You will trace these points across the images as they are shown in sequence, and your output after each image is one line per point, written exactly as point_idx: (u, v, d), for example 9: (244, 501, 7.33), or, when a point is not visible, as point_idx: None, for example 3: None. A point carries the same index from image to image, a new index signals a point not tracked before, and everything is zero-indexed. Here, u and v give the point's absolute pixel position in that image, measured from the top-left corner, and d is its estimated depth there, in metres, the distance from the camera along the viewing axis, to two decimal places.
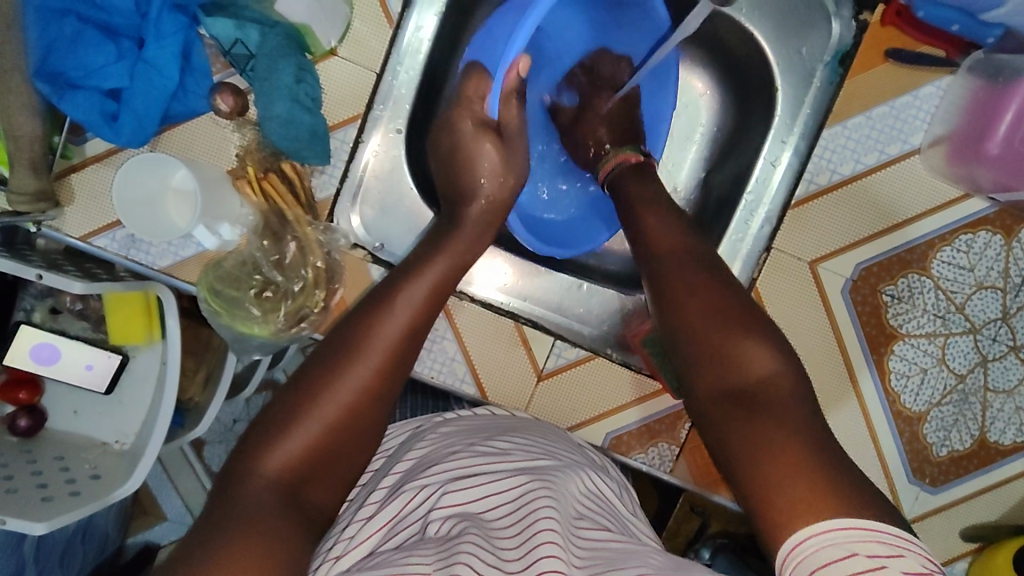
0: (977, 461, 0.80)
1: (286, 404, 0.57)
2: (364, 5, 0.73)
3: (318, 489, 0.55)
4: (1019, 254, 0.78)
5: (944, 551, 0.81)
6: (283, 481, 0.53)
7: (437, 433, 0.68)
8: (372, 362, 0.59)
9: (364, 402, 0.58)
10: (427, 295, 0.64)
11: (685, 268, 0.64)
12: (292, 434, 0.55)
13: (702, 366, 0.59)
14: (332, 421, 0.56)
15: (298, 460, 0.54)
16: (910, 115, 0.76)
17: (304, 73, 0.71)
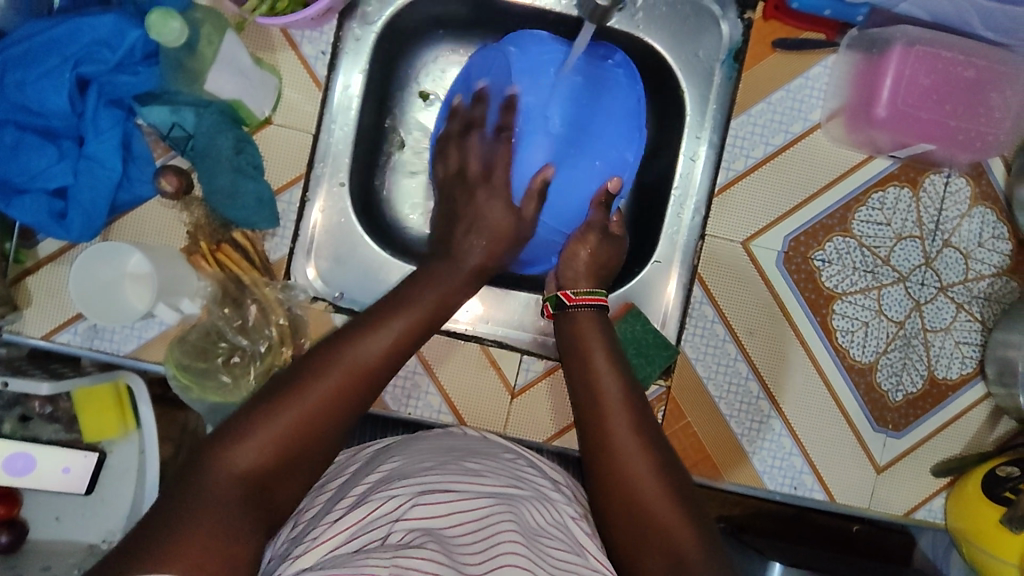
0: (932, 398, 0.85)
1: (263, 402, 0.54)
2: (293, 72, 0.77)
3: (279, 492, 0.54)
4: (928, 203, 0.84)
5: (918, 492, 0.85)
6: (249, 480, 0.52)
7: (405, 450, 0.67)
8: (351, 372, 0.57)
9: (335, 413, 0.56)
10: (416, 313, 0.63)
11: (626, 415, 0.64)
12: (266, 430, 0.53)
13: (630, 537, 0.58)
14: (304, 424, 0.54)
15: (265, 464, 0.52)
16: (806, 95, 0.83)
17: (243, 143, 0.74)
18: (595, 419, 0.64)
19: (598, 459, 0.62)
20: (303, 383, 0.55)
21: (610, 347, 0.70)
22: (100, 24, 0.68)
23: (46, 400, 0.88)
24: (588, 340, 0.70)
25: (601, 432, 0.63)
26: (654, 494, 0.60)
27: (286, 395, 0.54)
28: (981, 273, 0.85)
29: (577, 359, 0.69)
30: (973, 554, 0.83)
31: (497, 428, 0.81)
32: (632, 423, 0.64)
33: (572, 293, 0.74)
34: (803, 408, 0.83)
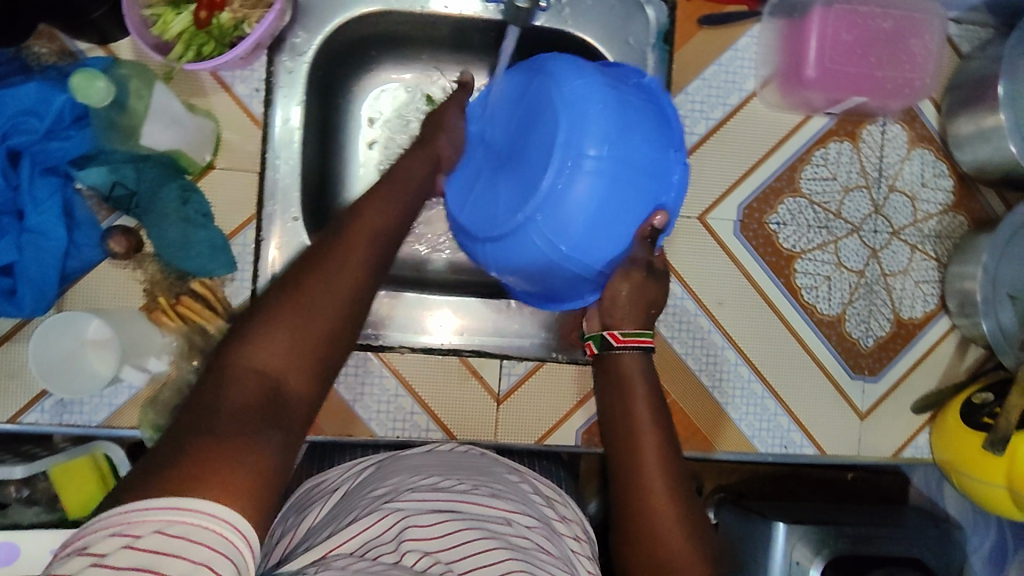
0: (901, 339, 0.88)
1: (270, 296, 0.46)
2: (230, 115, 0.77)
3: (303, 384, 0.44)
4: (869, 153, 0.87)
5: (902, 431, 0.88)
6: (270, 376, 0.43)
7: (401, 468, 0.65)
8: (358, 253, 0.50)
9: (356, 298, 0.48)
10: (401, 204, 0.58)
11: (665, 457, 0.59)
12: (285, 324, 0.44)
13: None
14: (323, 315, 0.46)
15: (290, 355, 0.43)
16: (738, 66, 0.85)
17: (189, 192, 0.73)
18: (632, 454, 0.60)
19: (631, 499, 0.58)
20: (315, 268, 0.48)
21: (654, 394, 0.63)
22: (25, 92, 0.66)
23: (22, 483, 0.85)
24: (631, 376, 0.64)
25: (638, 469, 0.59)
26: (687, 569, 0.55)
27: (295, 284, 0.46)
28: (929, 211, 0.88)
29: (616, 388, 0.64)
30: (963, 485, 0.84)
31: (488, 437, 0.81)
32: (674, 486, 0.58)
33: (621, 334, 0.66)
34: (780, 368, 0.85)
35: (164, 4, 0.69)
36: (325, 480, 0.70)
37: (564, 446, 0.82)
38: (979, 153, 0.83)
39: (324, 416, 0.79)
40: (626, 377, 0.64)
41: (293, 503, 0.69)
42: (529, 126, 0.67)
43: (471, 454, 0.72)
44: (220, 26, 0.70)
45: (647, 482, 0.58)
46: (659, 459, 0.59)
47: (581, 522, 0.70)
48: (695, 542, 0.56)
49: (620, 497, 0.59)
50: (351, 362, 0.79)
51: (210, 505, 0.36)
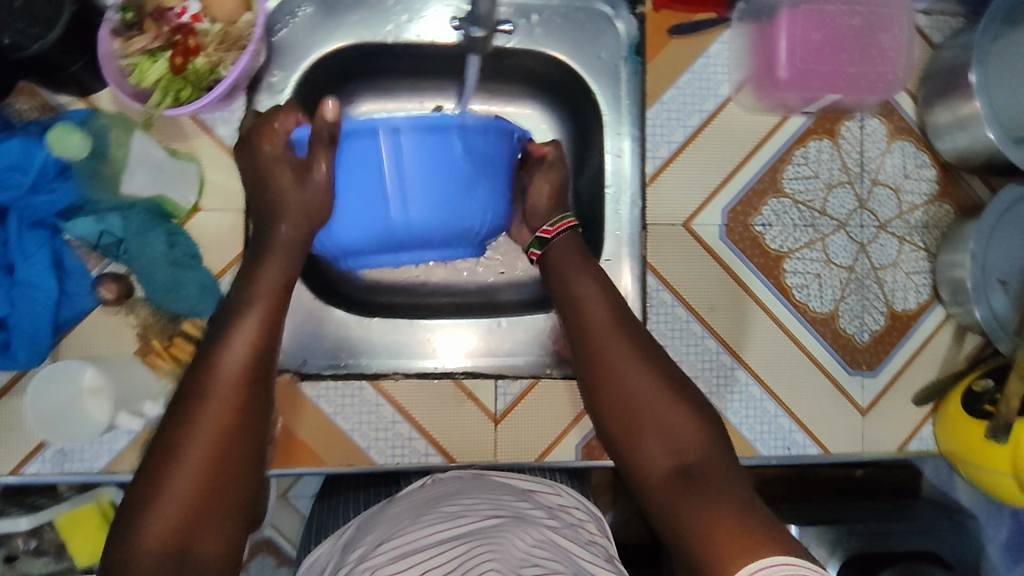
0: (897, 331, 0.87)
1: (155, 454, 0.52)
2: (212, 155, 0.77)
3: (206, 534, 0.50)
4: (849, 148, 0.87)
5: (906, 425, 0.87)
6: (168, 545, 0.49)
7: (382, 521, 0.68)
8: (230, 360, 0.54)
9: (239, 403, 0.53)
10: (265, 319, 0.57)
11: (627, 341, 0.62)
12: (169, 484, 0.50)
13: (626, 440, 0.59)
14: (209, 460, 0.51)
15: (178, 519, 0.49)
16: (711, 73, 0.86)
17: (175, 235, 0.74)
18: (593, 359, 0.62)
19: (602, 381, 0.61)
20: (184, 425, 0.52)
21: (587, 272, 0.67)
22: (7, 150, 0.66)
23: (29, 535, 0.86)
24: (571, 268, 0.67)
25: (603, 365, 0.61)
26: (653, 395, 0.59)
27: (164, 452, 0.51)
28: (914, 202, 0.88)
29: (568, 296, 0.66)
30: (967, 474, 0.84)
31: (488, 458, 0.81)
32: (620, 337, 0.62)
33: (550, 227, 0.71)
34: (777, 368, 0.85)
35: (139, 53, 0.70)
36: (318, 556, 0.72)
37: (564, 462, 0.82)
38: (958, 141, 0.83)
39: (323, 448, 0.79)
40: (558, 269, 0.68)
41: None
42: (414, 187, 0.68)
43: (454, 479, 0.74)
44: (195, 70, 0.71)
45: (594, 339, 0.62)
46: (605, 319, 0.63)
47: (594, 524, 0.72)
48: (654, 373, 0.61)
49: (578, 349, 0.64)
50: (347, 392, 0.80)
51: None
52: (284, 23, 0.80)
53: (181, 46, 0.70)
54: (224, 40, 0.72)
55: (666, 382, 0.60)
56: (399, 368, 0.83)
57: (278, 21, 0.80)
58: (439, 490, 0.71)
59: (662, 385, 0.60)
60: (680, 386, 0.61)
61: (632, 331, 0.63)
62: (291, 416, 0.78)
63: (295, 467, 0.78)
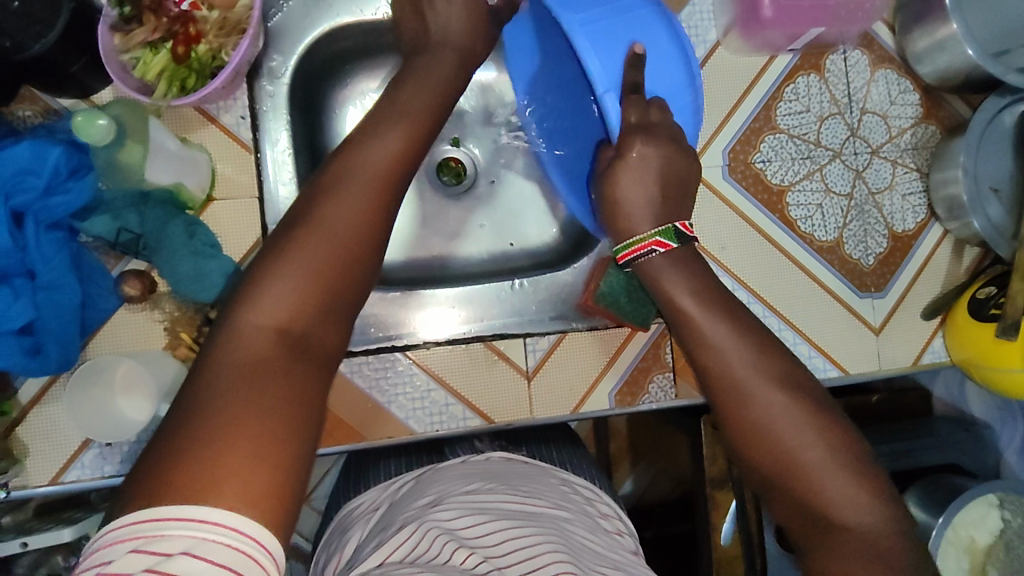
0: (900, 252, 0.91)
1: (279, 238, 0.51)
2: (220, 146, 0.78)
3: (322, 330, 0.50)
4: (836, 81, 0.90)
5: (918, 341, 0.91)
6: (283, 325, 0.48)
7: (442, 479, 0.77)
8: (373, 186, 0.55)
9: (372, 228, 0.54)
10: (399, 149, 0.58)
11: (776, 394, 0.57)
12: (291, 267, 0.49)
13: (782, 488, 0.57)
14: (330, 262, 0.51)
15: (298, 301, 0.49)
16: (698, 20, 0.88)
17: (194, 226, 0.74)
18: (730, 403, 0.58)
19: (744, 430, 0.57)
20: (331, 196, 0.53)
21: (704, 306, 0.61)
22: (17, 154, 0.64)
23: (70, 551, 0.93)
24: (671, 290, 0.63)
25: (750, 421, 0.57)
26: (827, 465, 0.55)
27: (305, 229, 0.51)
28: (902, 126, 0.91)
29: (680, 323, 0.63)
30: (982, 378, 0.87)
31: (525, 416, 0.82)
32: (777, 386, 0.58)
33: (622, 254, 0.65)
34: (790, 299, 0.88)
35: (141, 46, 0.69)
36: (364, 501, 0.80)
37: (599, 411, 0.84)
38: (939, 62, 0.86)
39: (363, 423, 0.80)
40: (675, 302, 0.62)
41: (338, 525, 0.80)
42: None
43: (506, 460, 0.83)
44: (198, 57, 0.70)
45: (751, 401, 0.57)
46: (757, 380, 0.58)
47: (620, 519, 0.82)
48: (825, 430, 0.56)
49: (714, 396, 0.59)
50: (381, 365, 0.80)
51: (219, 512, 0.39)
52: (278, 8, 0.80)
53: (181, 34, 0.69)
54: (223, 26, 0.71)
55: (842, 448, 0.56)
56: (429, 338, 0.83)
57: (272, 6, 0.80)
58: (492, 467, 0.80)
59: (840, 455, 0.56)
60: (845, 445, 0.56)
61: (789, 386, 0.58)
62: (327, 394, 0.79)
63: (337, 446, 0.79)
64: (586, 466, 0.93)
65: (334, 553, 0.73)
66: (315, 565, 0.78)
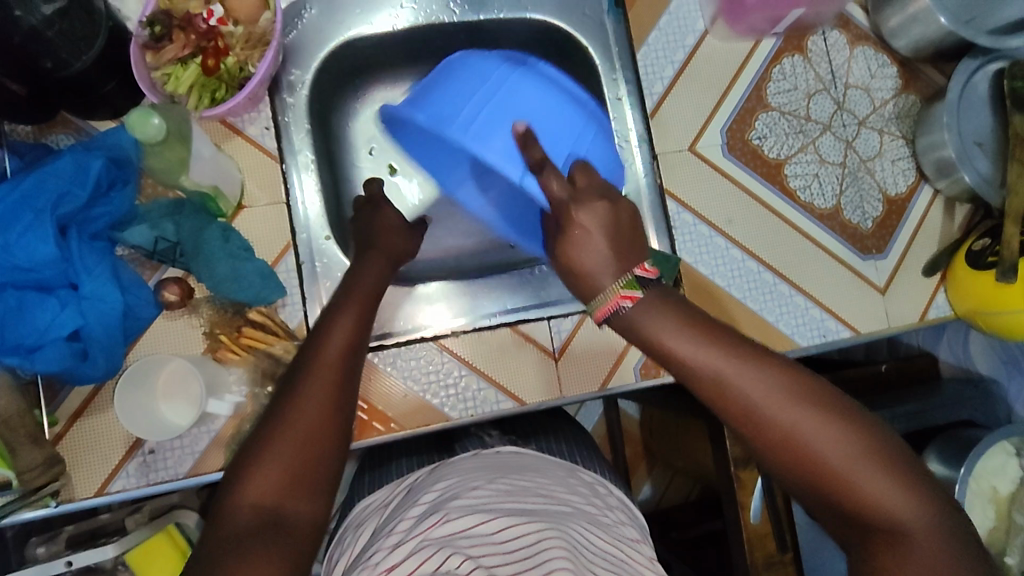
0: (895, 214, 0.95)
1: (264, 425, 0.56)
2: (245, 156, 0.81)
3: (302, 501, 0.54)
4: (819, 60, 0.96)
5: (922, 296, 0.95)
6: (264, 503, 0.53)
7: (455, 471, 0.72)
8: (330, 376, 0.58)
9: (331, 417, 0.56)
10: (355, 324, 0.63)
11: (778, 388, 0.56)
12: (260, 472, 0.54)
13: (801, 476, 0.56)
14: (306, 436, 0.55)
15: (276, 481, 0.53)
16: (686, 11, 0.94)
17: (228, 232, 0.76)
18: (732, 404, 0.57)
19: (753, 426, 0.56)
20: (307, 374, 0.58)
21: (693, 330, 0.59)
22: (62, 169, 0.68)
23: None
24: None
25: (759, 418, 0.56)
26: (851, 468, 0.54)
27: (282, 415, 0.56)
28: (884, 98, 0.97)
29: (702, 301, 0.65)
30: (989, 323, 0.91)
31: (554, 394, 0.85)
32: (778, 382, 0.56)
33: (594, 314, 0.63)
34: (796, 265, 0.92)
35: (171, 62, 0.74)
36: (375, 500, 0.77)
37: (625, 385, 0.86)
38: (913, 34, 0.93)
39: (399, 413, 0.82)
40: (661, 334, 0.59)
41: (350, 524, 0.77)
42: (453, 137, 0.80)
43: (516, 454, 0.78)
44: (227, 70, 0.76)
45: (773, 414, 0.56)
46: (778, 396, 0.56)
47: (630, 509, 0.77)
48: (851, 425, 0.55)
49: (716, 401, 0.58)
50: (414, 356, 0.83)
51: None
52: (293, 26, 0.86)
53: (210, 48, 0.75)
54: (248, 39, 0.76)
55: (867, 447, 0.54)
56: (454, 327, 0.86)
57: (288, 24, 0.86)
58: (505, 459, 0.75)
59: (867, 456, 0.54)
60: (867, 429, 0.55)
61: (813, 393, 0.56)
62: (363, 385, 0.81)
63: (375, 438, 0.81)
64: (596, 457, 0.91)
65: (343, 553, 0.70)
66: (323, 563, 0.75)
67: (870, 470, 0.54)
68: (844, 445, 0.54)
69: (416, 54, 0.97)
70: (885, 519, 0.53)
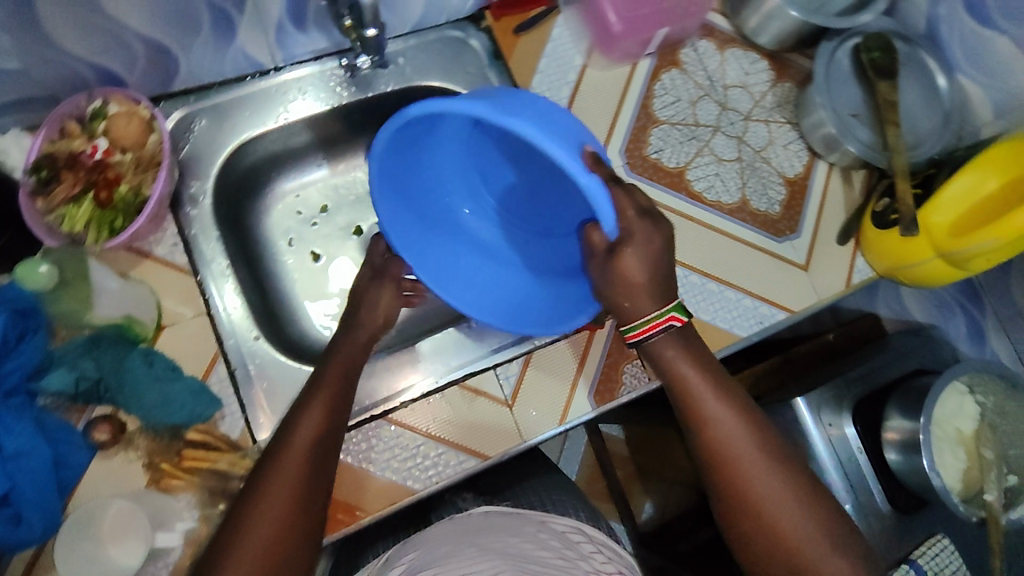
0: (799, 194, 1.00)
1: (239, 510, 0.61)
2: (158, 276, 0.80)
3: None
4: (694, 69, 1.02)
5: (843, 264, 0.99)
6: None
7: (419, 544, 0.70)
8: (301, 461, 0.63)
9: (303, 501, 0.61)
10: (327, 407, 0.67)
11: (738, 421, 0.70)
12: (234, 560, 0.57)
13: (741, 498, 0.68)
14: (277, 519, 0.59)
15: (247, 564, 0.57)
16: (562, 51, 0.98)
17: (151, 356, 0.75)
18: (704, 426, 0.70)
19: (715, 446, 0.70)
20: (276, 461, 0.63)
21: (685, 355, 0.72)
22: None
23: None
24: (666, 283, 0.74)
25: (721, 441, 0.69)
26: (775, 495, 0.68)
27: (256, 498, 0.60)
28: (762, 90, 1.03)
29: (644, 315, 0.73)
30: (909, 277, 0.95)
31: (515, 442, 0.84)
32: (739, 416, 0.70)
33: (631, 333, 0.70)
34: (718, 261, 0.95)
35: (64, 203, 0.75)
36: None
37: (582, 417, 0.86)
38: (772, 29, 0.99)
39: (362, 497, 0.79)
40: (657, 356, 0.72)
41: None
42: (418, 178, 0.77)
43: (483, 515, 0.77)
44: (122, 198, 0.76)
45: (726, 438, 0.69)
46: (735, 425, 0.70)
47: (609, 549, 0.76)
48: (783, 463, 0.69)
49: (696, 423, 0.71)
50: (365, 436, 0.81)
51: None
52: (185, 139, 0.87)
53: (101, 181, 0.76)
54: (138, 164, 0.78)
55: (795, 491, 0.68)
56: (405, 398, 0.85)
57: (180, 140, 0.86)
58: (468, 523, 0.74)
59: (790, 489, 0.68)
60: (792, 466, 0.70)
61: (762, 431, 0.70)
62: None
63: (342, 530, 0.78)
64: (573, 503, 0.91)
65: None
66: None
67: (789, 502, 0.67)
68: (774, 476, 0.68)
69: (315, 140, 0.98)
70: (785, 536, 0.67)
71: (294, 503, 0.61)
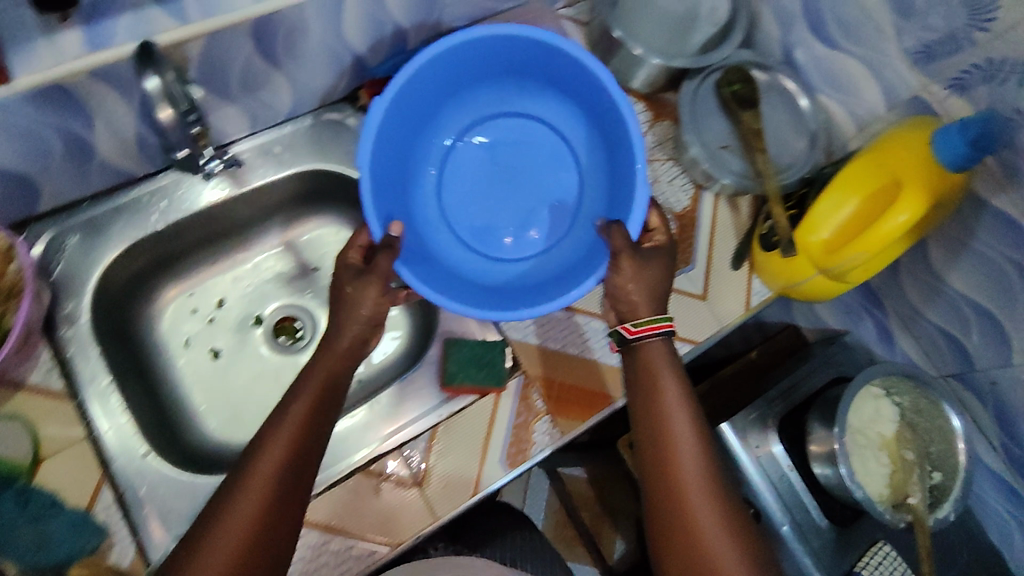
0: (689, 226, 1.02)
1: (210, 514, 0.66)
2: (33, 406, 0.77)
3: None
4: None
5: (740, 288, 1.01)
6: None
7: None
8: (265, 483, 0.68)
9: (270, 512, 0.67)
10: (301, 420, 0.73)
11: (703, 466, 0.73)
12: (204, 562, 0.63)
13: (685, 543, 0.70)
14: (243, 527, 0.65)
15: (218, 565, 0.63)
16: None
17: (25, 494, 0.73)
18: (668, 456, 0.74)
19: (677, 481, 0.72)
20: (243, 480, 0.68)
21: (678, 380, 0.78)
22: None
23: None
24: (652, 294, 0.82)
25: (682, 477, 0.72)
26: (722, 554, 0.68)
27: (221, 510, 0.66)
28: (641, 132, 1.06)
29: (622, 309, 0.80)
30: (802, 294, 0.97)
31: (429, 522, 0.82)
32: (703, 460, 0.74)
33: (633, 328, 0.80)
34: None
35: None
36: None
37: (497, 485, 0.85)
38: (639, 75, 1.02)
39: None
40: (655, 373, 0.78)
41: None
42: (468, 80, 0.92)
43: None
44: None
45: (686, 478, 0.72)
46: (699, 465, 0.73)
47: None
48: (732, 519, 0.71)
49: (661, 452, 0.74)
50: None
51: None
52: (56, 259, 0.84)
53: None
54: None
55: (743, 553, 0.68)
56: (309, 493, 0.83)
57: (50, 260, 0.84)
58: None
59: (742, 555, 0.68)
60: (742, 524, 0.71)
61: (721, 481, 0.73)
62: None
63: None
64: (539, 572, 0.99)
65: None
66: None
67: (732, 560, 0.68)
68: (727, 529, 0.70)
69: (202, 237, 0.96)
70: None
71: (265, 515, 0.66)
